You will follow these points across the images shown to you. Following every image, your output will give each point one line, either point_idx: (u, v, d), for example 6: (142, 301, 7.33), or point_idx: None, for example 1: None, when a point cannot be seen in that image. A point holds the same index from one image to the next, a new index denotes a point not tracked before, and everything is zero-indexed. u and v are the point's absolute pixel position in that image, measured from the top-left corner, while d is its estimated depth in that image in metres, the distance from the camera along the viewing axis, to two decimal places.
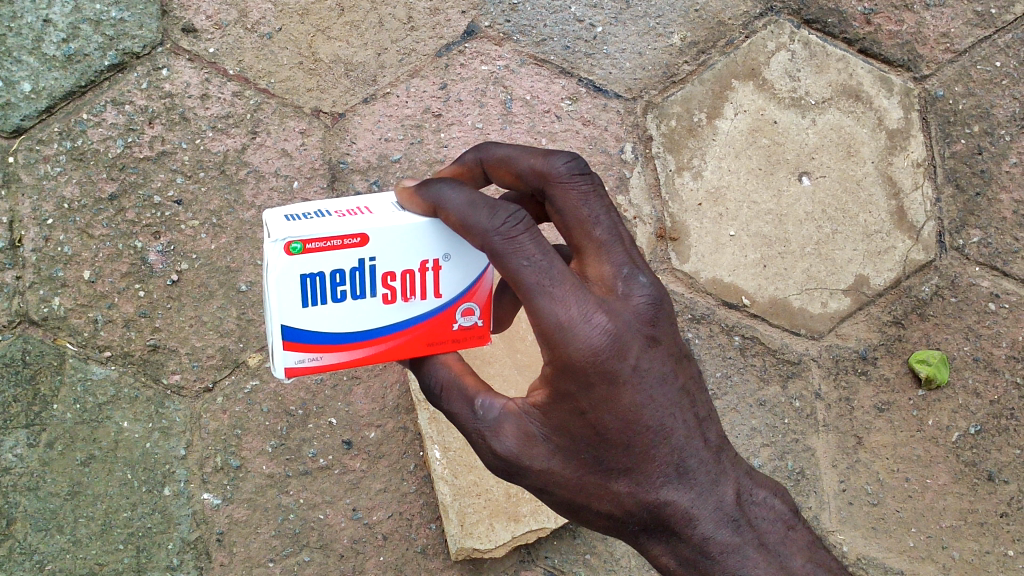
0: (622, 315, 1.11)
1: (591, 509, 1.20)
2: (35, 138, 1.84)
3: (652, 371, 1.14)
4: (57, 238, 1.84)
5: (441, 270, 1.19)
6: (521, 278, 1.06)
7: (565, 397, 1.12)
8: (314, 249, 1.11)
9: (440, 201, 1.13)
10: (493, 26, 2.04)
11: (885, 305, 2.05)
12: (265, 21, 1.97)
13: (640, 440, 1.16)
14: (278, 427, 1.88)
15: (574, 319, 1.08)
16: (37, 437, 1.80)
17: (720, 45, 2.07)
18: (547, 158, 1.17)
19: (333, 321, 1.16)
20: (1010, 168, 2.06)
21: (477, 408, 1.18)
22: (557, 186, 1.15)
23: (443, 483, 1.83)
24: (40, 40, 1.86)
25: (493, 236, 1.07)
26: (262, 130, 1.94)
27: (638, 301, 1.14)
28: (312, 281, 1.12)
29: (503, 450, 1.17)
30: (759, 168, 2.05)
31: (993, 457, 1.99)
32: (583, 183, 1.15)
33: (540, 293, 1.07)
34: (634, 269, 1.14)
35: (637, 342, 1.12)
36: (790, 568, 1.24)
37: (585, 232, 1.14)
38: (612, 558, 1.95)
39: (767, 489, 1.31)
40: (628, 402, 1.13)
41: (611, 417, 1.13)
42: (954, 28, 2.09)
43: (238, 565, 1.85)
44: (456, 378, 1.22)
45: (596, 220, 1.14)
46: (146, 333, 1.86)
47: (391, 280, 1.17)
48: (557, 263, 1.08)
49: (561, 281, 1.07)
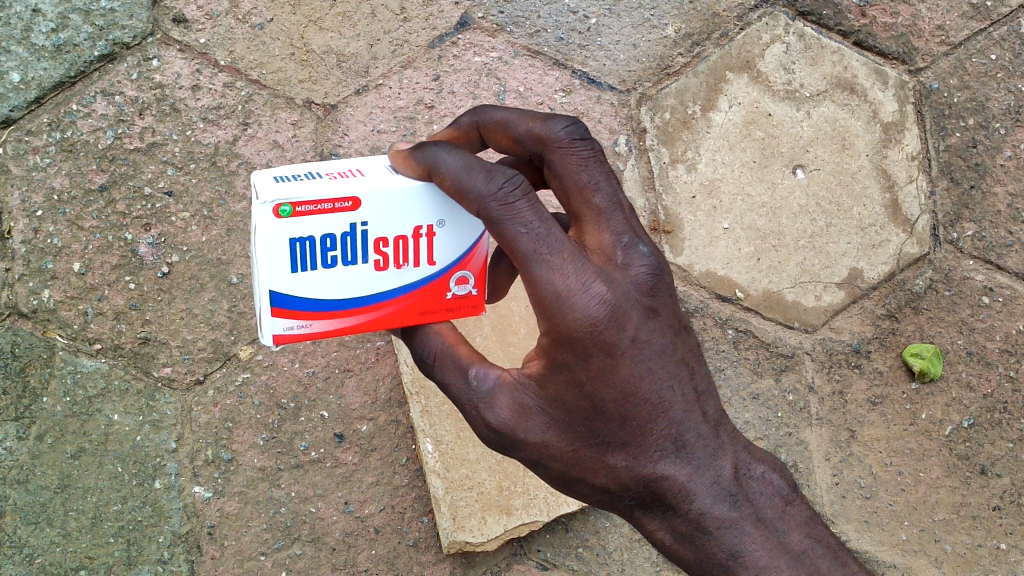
0: (621, 286, 1.11)
1: (586, 483, 1.19)
2: (24, 129, 1.83)
3: (651, 342, 1.14)
4: (46, 230, 1.83)
5: (435, 237, 1.18)
6: (518, 246, 1.06)
7: (562, 368, 1.11)
8: (304, 213, 1.10)
9: (435, 164, 1.11)
10: (486, 17, 2.03)
11: (878, 299, 2.04)
12: (256, 12, 1.95)
13: (637, 413, 1.15)
14: (269, 420, 1.87)
15: (572, 288, 1.07)
16: (26, 429, 1.79)
17: (714, 37, 2.06)
18: (546, 122, 1.15)
19: (324, 288, 1.15)
20: (1005, 161, 2.06)
21: (471, 379, 1.17)
22: (556, 151, 1.14)
23: (435, 476, 1.81)
24: (28, 30, 1.84)
25: (489, 202, 1.06)
26: (254, 122, 1.93)
27: (637, 271, 1.13)
28: (302, 245, 1.11)
29: (496, 421, 1.16)
30: (753, 161, 2.04)
31: (986, 450, 1.99)
32: (583, 148, 1.13)
33: (537, 261, 1.06)
34: (634, 238, 1.13)
35: (635, 314, 1.12)
36: (788, 544, 1.26)
37: (584, 199, 1.13)
38: (605, 551, 1.95)
39: (765, 464, 1.31)
40: (626, 374, 1.12)
41: (608, 389, 1.12)
42: (949, 21, 2.08)
43: (229, 559, 1.84)
44: (450, 347, 1.21)
45: (596, 186, 1.13)
46: (137, 326, 1.85)
47: (384, 245, 1.15)
48: (556, 231, 1.07)
49: (559, 249, 1.07)
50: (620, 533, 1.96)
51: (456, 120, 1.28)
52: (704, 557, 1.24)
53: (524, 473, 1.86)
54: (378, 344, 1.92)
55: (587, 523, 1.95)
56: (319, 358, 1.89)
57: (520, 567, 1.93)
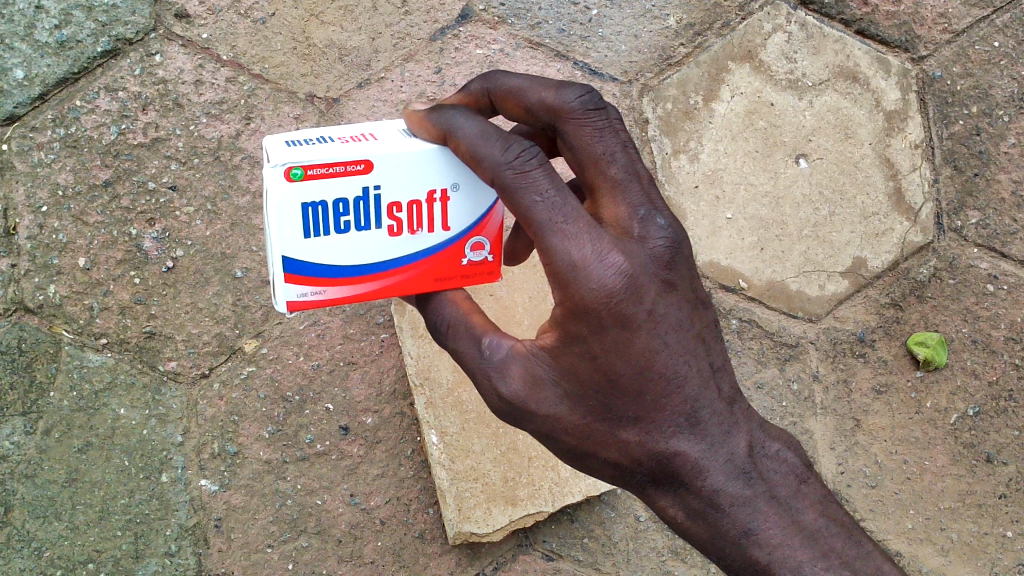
0: (638, 257, 1.11)
1: (598, 457, 1.20)
2: (28, 126, 1.85)
3: (668, 317, 1.14)
4: (52, 226, 1.85)
5: (449, 202, 1.19)
6: (532, 215, 1.07)
7: (576, 339, 1.12)
8: (316, 176, 1.11)
9: (452, 128, 1.12)
10: (487, 9, 2.03)
11: (883, 288, 2.03)
12: (258, 7, 1.96)
13: (652, 387, 1.15)
14: (275, 413, 1.88)
15: (587, 258, 1.07)
16: (34, 424, 1.81)
17: (715, 27, 2.06)
18: (560, 92, 1.15)
19: (336, 254, 1.16)
20: (1008, 149, 2.06)
21: (484, 348, 1.18)
22: (570, 122, 1.14)
23: (440, 468, 1.81)
24: (32, 27, 1.86)
25: (504, 170, 1.07)
26: (256, 116, 1.94)
27: (655, 243, 1.13)
28: (314, 209, 1.12)
29: (509, 392, 1.16)
30: (756, 150, 2.04)
31: (991, 438, 1.99)
32: (598, 119, 1.14)
33: (552, 230, 1.07)
34: (651, 210, 1.14)
35: (653, 286, 1.12)
36: (802, 522, 1.25)
37: (599, 170, 1.13)
38: (610, 541, 1.95)
39: (779, 443, 1.30)
40: (642, 347, 1.12)
41: (623, 363, 1.12)
42: (952, 9, 2.08)
43: (236, 552, 1.85)
44: (464, 317, 1.22)
45: (611, 157, 1.13)
46: (142, 320, 1.86)
47: (397, 210, 1.16)
48: (571, 201, 1.08)
49: (574, 218, 1.07)
50: (625, 523, 1.96)
51: (467, 87, 1.28)
52: (715, 534, 1.23)
53: (528, 463, 1.85)
54: (382, 336, 1.93)
55: (592, 514, 1.95)
56: (324, 351, 1.90)
57: (525, 558, 1.93)
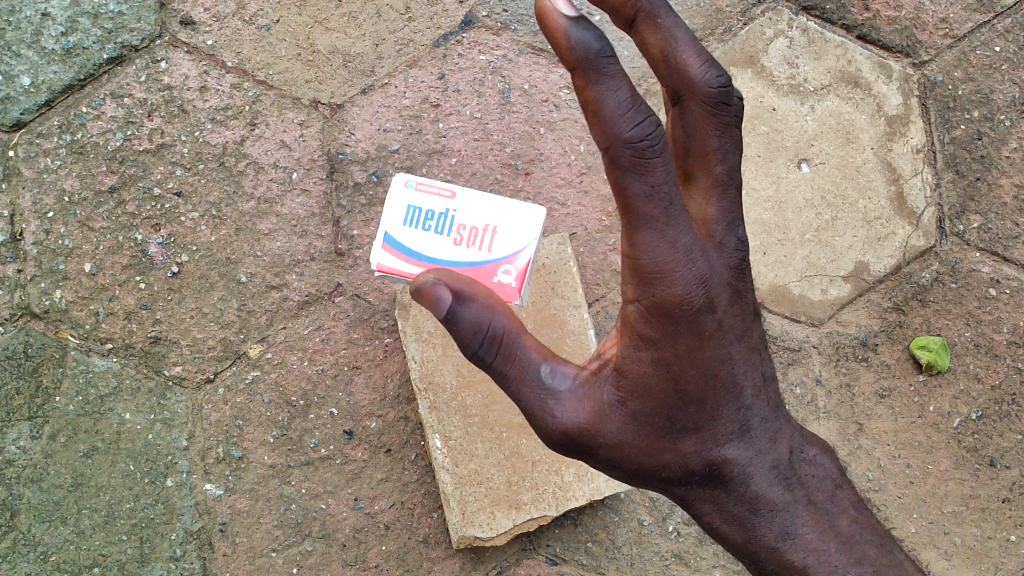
0: (718, 265, 1.23)
1: (657, 473, 1.28)
2: (35, 132, 1.89)
3: (732, 329, 1.24)
4: (58, 231, 1.88)
5: (497, 235, 1.51)
6: (635, 203, 1.12)
7: (643, 350, 1.20)
8: (422, 190, 1.53)
9: (597, 92, 1.10)
10: (490, 16, 2.04)
11: (885, 292, 2.04)
12: (263, 13, 1.98)
13: (713, 397, 1.25)
14: (280, 417, 1.89)
15: (676, 263, 1.15)
16: (40, 429, 1.83)
17: (717, 33, 2.07)
18: (702, 66, 1.27)
19: (417, 243, 1.50)
20: (1010, 153, 2.06)
21: (545, 377, 1.22)
22: (699, 104, 1.28)
23: (443, 471, 1.80)
24: (38, 34, 1.90)
25: (625, 147, 1.10)
26: (261, 122, 1.95)
27: (729, 250, 1.27)
28: (413, 210, 1.52)
29: (575, 422, 1.23)
30: (758, 155, 2.05)
31: (994, 442, 1.99)
32: (724, 114, 1.28)
33: (650, 226, 1.13)
34: (733, 221, 1.28)
35: (725, 297, 1.23)
36: (836, 526, 1.34)
37: (706, 164, 1.29)
38: (614, 546, 1.94)
39: (815, 447, 1.39)
40: (712, 355, 1.22)
41: (689, 375, 1.22)
42: (953, 14, 2.09)
43: (240, 556, 1.85)
44: (513, 333, 1.18)
45: (721, 155, 1.29)
46: (148, 325, 1.89)
47: (462, 229, 1.51)
48: (678, 200, 1.14)
49: (675, 219, 1.14)
50: (629, 528, 1.94)
51: None
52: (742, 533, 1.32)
53: (532, 467, 1.83)
54: (386, 340, 1.93)
55: (596, 518, 1.94)
56: (328, 355, 1.91)
57: (529, 562, 1.92)
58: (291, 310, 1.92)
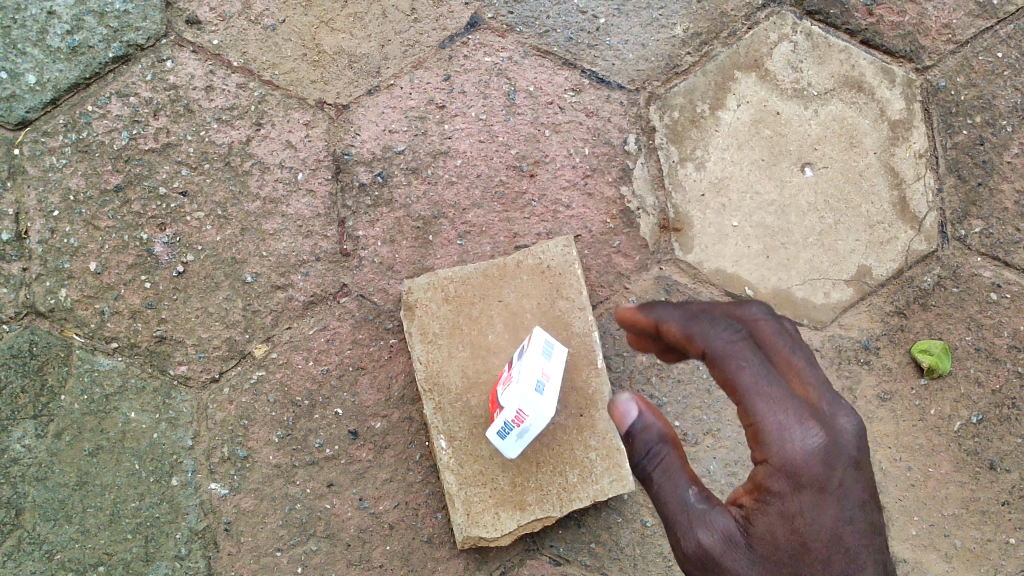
0: (839, 441, 1.23)
1: None
2: (41, 130, 1.89)
3: (853, 490, 1.23)
4: (63, 230, 1.88)
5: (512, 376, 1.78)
6: (738, 380, 1.22)
7: (772, 499, 1.25)
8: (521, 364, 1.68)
9: (660, 318, 1.29)
10: (496, 17, 2.05)
11: (887, 296, 2.06)
12: (269, 13, 1.98)
13: (839, 561, 1.21)
14: (285, 417, 1.89)
15: (786, 425, 1.21)
16: (45, 427, 1.83)
17: (722, 36, 2.08)
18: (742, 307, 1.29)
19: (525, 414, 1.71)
20: (1012, 159, 2.07)
21: (692, 497, 1.32)
22: (754, 324, 1.26)
23: (448, 472, 1.81)
24: (44, 32, 1.90)
25: (716, 342, 1.24)
26: (266, 122, 1.95)
27: (845, 424, 1.24)
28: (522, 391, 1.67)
29: (710, 544, 1.29)
30: (761, 159, 2.06)
31: (994, 446, 2.01)
32: (786, 324, 1.27)
33: (759, 397, 1.21)
34: (839, 401, 1.25)
35: (843, 463, 1.23)
36: None
37: (799, 378, 1.23)
38: (617, 546, 1.95)
39: None
40: (834, 517, 1.22)
41: (816, 525, 1.22)
42: (956, 19, 2.10)
43: (245, 555, 1.86)
44: (675, 458, 1.34)
45: (807, 367, 1.23)
46: (153, 324, 1.89)
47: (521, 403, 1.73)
48: (773, 375, 1.22)
49: (773, 388, 1.21)
50: (632, 529, 1.96)
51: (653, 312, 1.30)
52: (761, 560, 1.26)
53: (536, 468, 1.81)
54: (391, 341, 1.93)
55: (600, 519, 1.95)
56: (333, 355, 1.92)
57: (533, 563, 1.93)
58: (296, 310, 1.92)
